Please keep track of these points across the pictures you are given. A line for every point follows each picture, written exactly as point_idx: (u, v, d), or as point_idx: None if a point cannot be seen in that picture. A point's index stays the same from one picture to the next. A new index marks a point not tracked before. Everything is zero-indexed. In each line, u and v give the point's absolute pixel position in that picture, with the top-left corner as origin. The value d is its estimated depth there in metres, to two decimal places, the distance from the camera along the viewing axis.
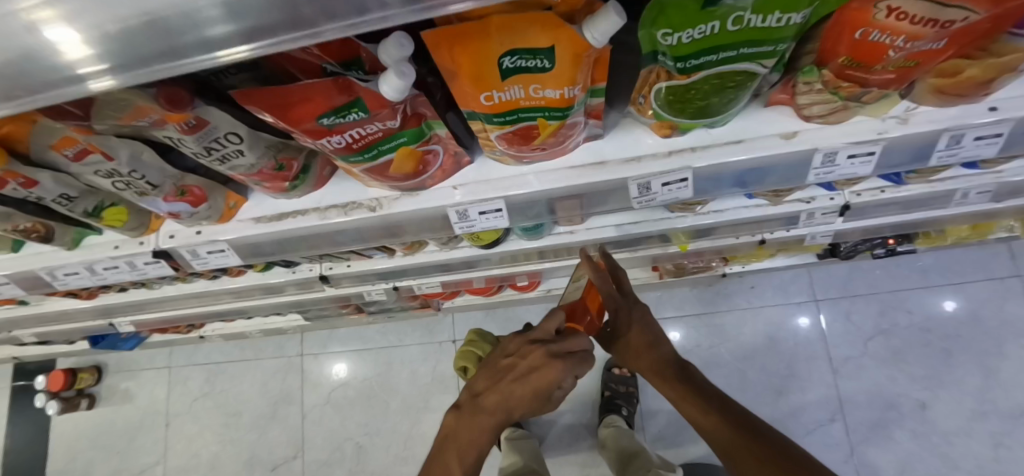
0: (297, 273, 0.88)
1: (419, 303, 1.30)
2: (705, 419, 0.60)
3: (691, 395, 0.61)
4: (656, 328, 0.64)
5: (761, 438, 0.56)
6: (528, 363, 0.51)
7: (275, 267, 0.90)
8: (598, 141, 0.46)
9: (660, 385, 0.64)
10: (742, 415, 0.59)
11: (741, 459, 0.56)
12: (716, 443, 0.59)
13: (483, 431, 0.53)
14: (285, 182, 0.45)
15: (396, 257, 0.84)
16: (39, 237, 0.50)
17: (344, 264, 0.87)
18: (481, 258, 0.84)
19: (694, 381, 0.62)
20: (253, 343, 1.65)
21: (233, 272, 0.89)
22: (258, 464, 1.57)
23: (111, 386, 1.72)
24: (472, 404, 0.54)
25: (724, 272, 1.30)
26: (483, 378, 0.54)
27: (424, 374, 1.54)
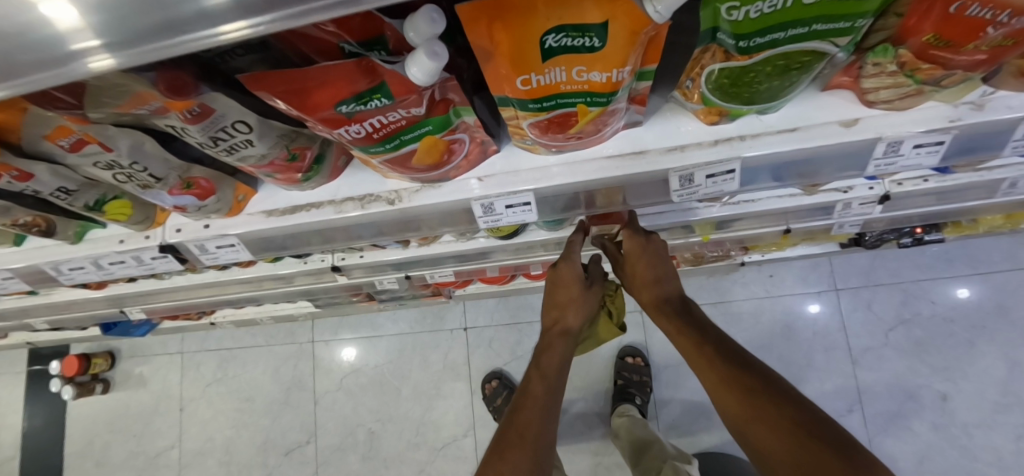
0: (307, 264, 0.85)
1: (431, 291, 1.28)
2: (697, 359, 0.52)
3: (686, 328, 0.54)
4: (671, 264, 0.57)
5: (763, 385, 0.47)
6: (577, 280, 0.63)
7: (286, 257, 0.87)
8: (637, 128, 0.42)
9: (658, 322, 0.58)
10: (745, 360, 0.50)
11: (731, 398, 0.47)
12: (708, 386, 0.50)
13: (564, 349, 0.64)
14: (297, 173, 0.42)
15: (409, 249, 0.81)
16: (41, 231, 0.48)
17: (356, 255, 0.84)
18: (497, 249, 0.80)
19: (695, 319, 0.55)
20: (264, 329, 1.64)
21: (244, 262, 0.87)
22: (271, 449, 1.58)
23: (125, 371, 1.73)
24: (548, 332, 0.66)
25: (743, 260, 1.26)
26: (548, 313, 0.67)
27: (435, 361, 1.53)
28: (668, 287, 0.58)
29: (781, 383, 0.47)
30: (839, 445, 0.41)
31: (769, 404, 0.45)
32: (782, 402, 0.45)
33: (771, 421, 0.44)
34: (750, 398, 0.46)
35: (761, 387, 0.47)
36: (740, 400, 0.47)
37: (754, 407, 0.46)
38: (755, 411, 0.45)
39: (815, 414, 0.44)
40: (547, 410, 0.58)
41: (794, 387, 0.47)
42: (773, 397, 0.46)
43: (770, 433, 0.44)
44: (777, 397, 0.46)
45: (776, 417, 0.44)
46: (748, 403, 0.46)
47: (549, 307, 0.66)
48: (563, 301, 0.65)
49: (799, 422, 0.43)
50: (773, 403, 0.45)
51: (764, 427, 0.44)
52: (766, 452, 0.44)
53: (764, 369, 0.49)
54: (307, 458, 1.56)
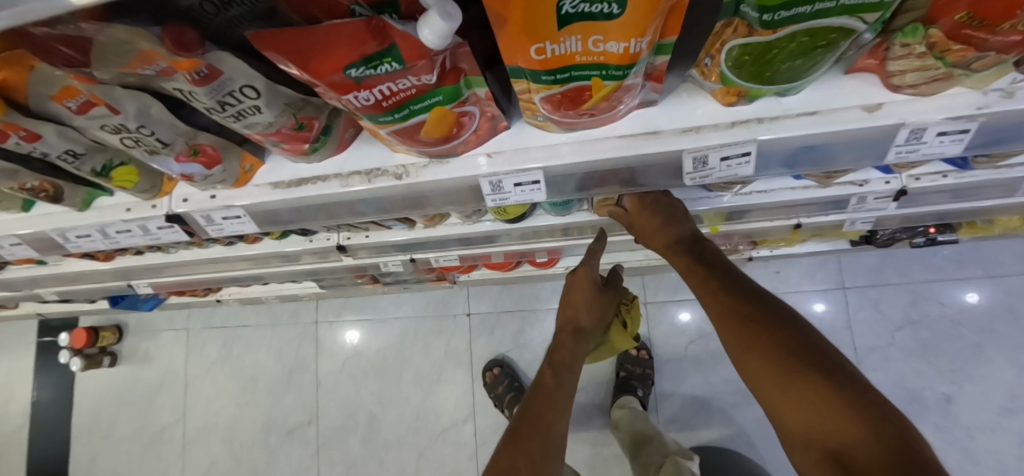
0: (312, 242, 0.84)
1: (435, 276, 1.27)
2: (704, 293, 0.53)
3: (697, 268, 0.55)
4: (687, 214, 0.60)
5: (765, 316, 0.47)
6: (592, 285, 0.74)
7: (291, 235, 0.86)
8: (652, 108, 0.41)
9: (674, 262, 0.60)
10: (749, 291, 0.50)
11: (730, 327, 0.48)
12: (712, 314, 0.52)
13: (576, 345, 0.73)
14: (304, 144, 0.41)
15: (415, 230, 0.80)
16: (48, 197, 0.48)
17: (362, 235, 0.82)
18: (503, 233, 0.79)
19: (708, 258, 0.56)
20: (269, 309, 1.65)
21: (250, 239, 0.87)
22: (274, 428, 1.59)
23: (133, 345, 1.76)
24: (566, 331, 0.75)
25: (750, 255, 1.25)
26: (565, 315, 0.76)
27: (437, 348, 1.51)
28: (679, 229, 0.60)
29: (786, 314, 0.48)
30: (829, 371, 0.42)
31: (767, 334, 0.46)
32: (784, 330, 0.46)
33: (763, 348, 0.45)
34: (750, 327, 0.47)
35: (764, 318, 0.47)
36: (739, 329, 0.47)
37: (751, 335, 0.46)
38: (753, 341, 0.46)
39: (813, 342, 0.45)
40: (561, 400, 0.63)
41: (797, 316, 0.48)
42: (767, 325, 0.47)
43: (764, 360, 0.45)
44: (776, 327, 0.46)
45: (768, 345, 0.45)
46: (745, 332, 0.47)
47: (566, 307, 0.76)
48: (577, 302, 0.75)
49: (797, 350, 0.44)
50: (768, 331, 0.46)
51: (757, 355, 0.45)
52: (759, 378, 0.45)
53: (769, 301, 0.49)
54: (308, 438, 1.56)
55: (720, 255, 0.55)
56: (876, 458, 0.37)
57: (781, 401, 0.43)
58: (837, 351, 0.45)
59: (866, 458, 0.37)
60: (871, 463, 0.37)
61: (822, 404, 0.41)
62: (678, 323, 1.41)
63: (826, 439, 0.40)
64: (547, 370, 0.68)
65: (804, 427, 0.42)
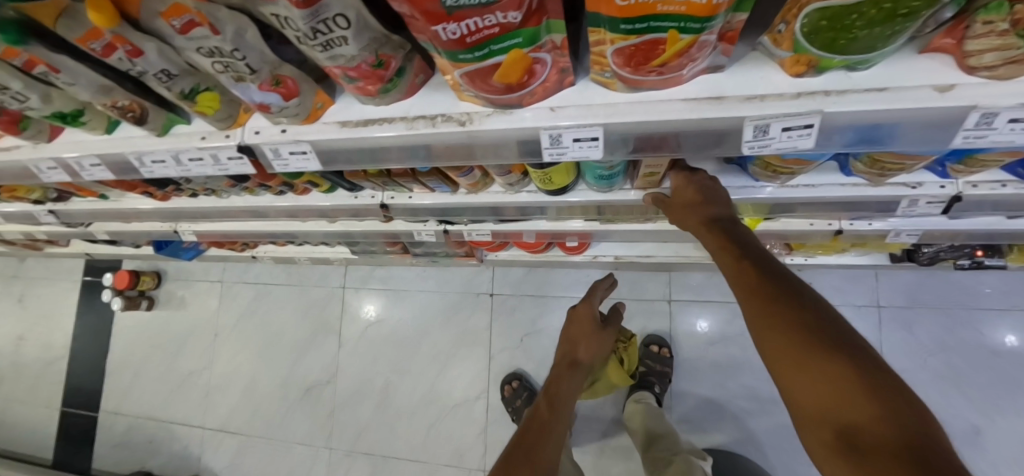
0: (358, 199, 0.85)
1: (464, 252, 1.30)
2: (731, 268, 0.51)
3: (730, 246, 0.54)
4: (728, 201, 0.60)
5: (793, 295, 0.45)
6: (591, 322, 0.97)
7: (338, 191, 0.87)
8: (718, 74, 0.42)
9: (705, 242, 0.58)
10: (779, 271, 0.48)
11: (754, 300, 0.46)
12: (734, 290, 0.50)
13: (573, 376, 0.93)
14: (378, 83, 0.44)
15: (458, 195, 0.81)
16: (133, 118, 0.51)
17: (405, 195, 0.83)
18: (543, 207, 0.80)
19: (742, 240, 0.54)
20: (299, 270, 1.71)
21: (299, 190, 0.88)
22: (293, 385, 1.65)
23: (170, 291, 1.85)
24: (567, 363, 0.95)
25: (784, 261, 1.22)
26: (564, 348, 0.98)
27: (456, 324, 1.54)
28: (718, 212, 0.59)
29: (816, 297, 0.46)
30: (853, 353, 0.40)
31: (791, 310, 0.44)
32: (808, 311, 0.43)
33: (787, 322, 0.43)
34: (772, 305, 0.45)
35: (789, 298, 0.45)
36: (761, 305, 0.45)
37: (775, 308, 0.44)
38: (776, 314, 0.44)
39: (840, 325, 0.43)
40: (559, 417, 0.81)
41: (827, 301, 0.45)
42: (795, 301, 0.44)
43: (784, 333, 0.43)
44: (803, 305, 0.44)
45: (791, 319, 0.43)
46: (769, 305, 0.45)
47: (568, 343, 0.97)
48: (577, 337, 0.97)
49: (819, 329, 0.42)
50: (794, 307, 0.44)
51: (778, 328, 0.43)
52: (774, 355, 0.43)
53: (795, 283, 0.47)
54: (325, 399, 1.61)
55: (754, 239, 0.54)
56: (890, 443, 0.35)
57: (795, 380, 0.41)
58: (862, 335, 0.42)
59: (878, 441, 0.35)
60: (884, 448, 0.35)
61: (840, 382, 0.38)
62: (701, 323, 1.40)
63: (838, 419, 0.38)
64: (549, 394, 0.87)
65: (816, 403, 0.39)
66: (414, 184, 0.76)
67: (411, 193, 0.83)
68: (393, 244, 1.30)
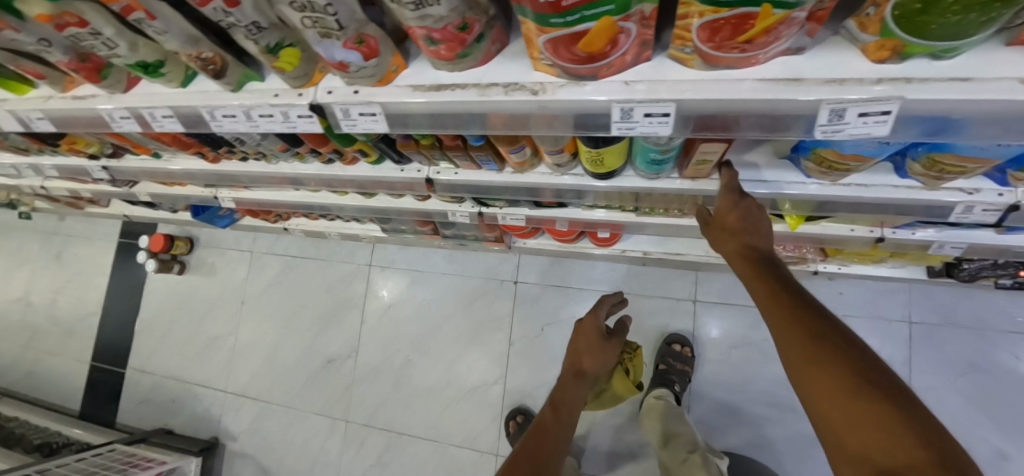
0: (404, 172, 0.86)
1: (494, 237, 1.32)
2: (767, 300, 0.48)
3: (765, 276, 0.51)
4: (768, 228, 0.57)
5: (835, 335, 0.42)
6: (597, 335, 0.94)
7: (385, 162, 0.88)
8: (798, 56, 0.42)
9: (738, 269, 0.56)
10: (820, 309, 0.45)
11: (792, 337, 0.44)
12: (769, 324, 0.47)
13: (578, 387, 0.89)
14: (459, 47, 0.45)
15: (504, 174, 0.82)
16: (213, 71, 0.54)
17: (451, 172, 0.84)
18: (589, 192, 0.80)
19: (778, 271, 0.52)
20: (328, 245, 1.75)
21: (347, 159, 0.89)
22: (315, 356, 1.69)
23: (201, 258, 1.90)
24: (572, 375, 0.91)
25: (816, 269, 1.21)
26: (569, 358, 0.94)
27: (478, 309, 1.55)
28: (756, 240, 0.56)
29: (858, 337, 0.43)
30: (903, 403, 0.37)
31: (834, 351, 0.41)
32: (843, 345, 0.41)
33: (830, 362, 0.40)
34: (805, 339, 0.43)
35: (823, 331, 0.43)
36: (800, 342, 0.43)
37: (817, 347, 0.42)
38: (817, 354, 0.41)
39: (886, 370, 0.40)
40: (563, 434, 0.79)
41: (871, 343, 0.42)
42: (837, 342, 0.42)
43: (826, 375, 0.40)
44: (847, 346, 0.42)
45: (833, 361, 0.40)
46: (811, 344, 0.42)
47: (572, 354, 0.94)
48: (582, 349, 0.94)
49: (865, 371, 0.39)
50: (837, 347, 0.41)
51: (820, 370, 0.41)
52: (812, 391, 0.41)
53: (836, 323, 0.44)
54: (345, 370, 1.65)
55: (792, 272, 0.51)
56: None
57: (836, 419, 0.39)
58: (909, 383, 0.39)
59: None
60: None
61: (890, 433, 0.36)
62: (725, 325, 1.38)
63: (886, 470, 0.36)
64: (553, 407, 0.84)
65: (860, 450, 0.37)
66: (464, 158, 0.76)
67: (457, 168, 0.84)
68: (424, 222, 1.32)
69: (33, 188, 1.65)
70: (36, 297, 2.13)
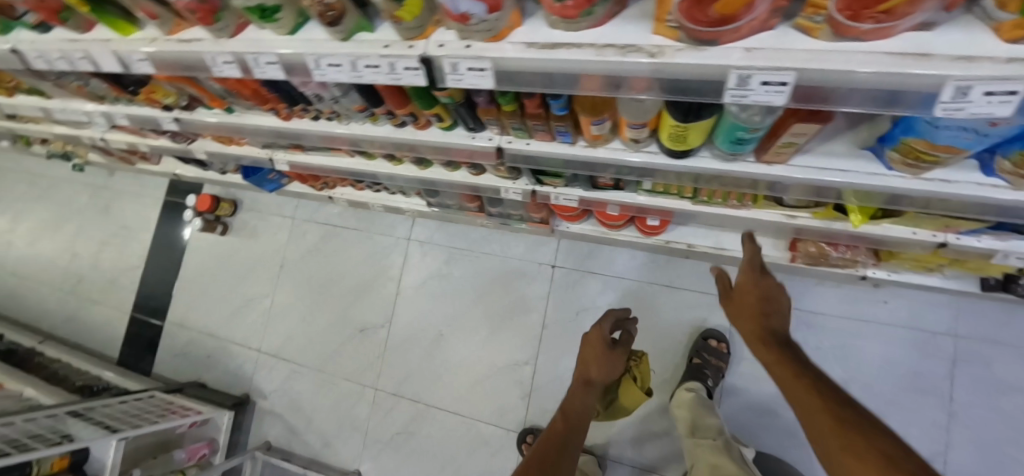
0: (475, 140, 0.88)
1: (539, 218, 1.34)
2: (797, 387, 0.59)
3: (789, 362, 0.61)
4: (786, 312, 0.69)
5: (862, 424, 0.52)
6: (602, 344, 0.98)
7: (457, 129, 0.89)
8: (926, 32, 0.43)
9: (760, 352, 0.66)
10: (843, 398, 0.56)
11: (827, 427, 0.53)
12: (800, 411, 0.58)
13: (587, 396, 0.94)
14: (586, 5, 0.46)
15: (576, 147, 0.83)
16: (331, 18, 0.57)
17: (523, 142, 0.86)
18: (661, 171, 0.81)
19: (799, 356, 0.62)
20: (368, 217, 1.78)
21: (420, 124, 0.90)
22: (349, 324, 1.73)
23: (243, 220, 1.95)
24: (583, 385, 0.95)
25: (865, 274, 1.19)
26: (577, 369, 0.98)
27: (514, 290, 1.57)
28: (775, 320, 0.68)
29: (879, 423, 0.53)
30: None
31: (865, 439, 0.51)
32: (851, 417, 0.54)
33: (866, 449, 0.50)
34: (833, 423, 0.53)
35: (850, 419, 0.53)
36: (836, 432, 0.53)
37: (849, 436, 0.52)
38: (852, 443, 0.51)
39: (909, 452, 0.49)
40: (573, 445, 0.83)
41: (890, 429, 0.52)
42: (863, 431, 0.52)
43: (861, 461, 0.49)
44: (872, 433, 0.51)
45: (864, 448, 0.50)
46: (842, 432, 0.52)
47: (580, 364, 0.98)
48: (589, 360, 0.98)
49: (894, 455, 0.49)
50: (865, 435, 0.51)
51: (854, 456, 0.50)
52: (836, 457, 0.52)
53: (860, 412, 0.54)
54: (378, 339, 1.69)
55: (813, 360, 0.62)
56: None
57: None
58: None
59: None
60: None
61: None
62: None
63: None
64: (565, 418, 0.88)
65: None
66: (542, 129, 0.78)
67: (529, 140, 0.86)
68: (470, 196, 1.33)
69: (93, 140, 1.71)
70: (82, 247, 2.21)
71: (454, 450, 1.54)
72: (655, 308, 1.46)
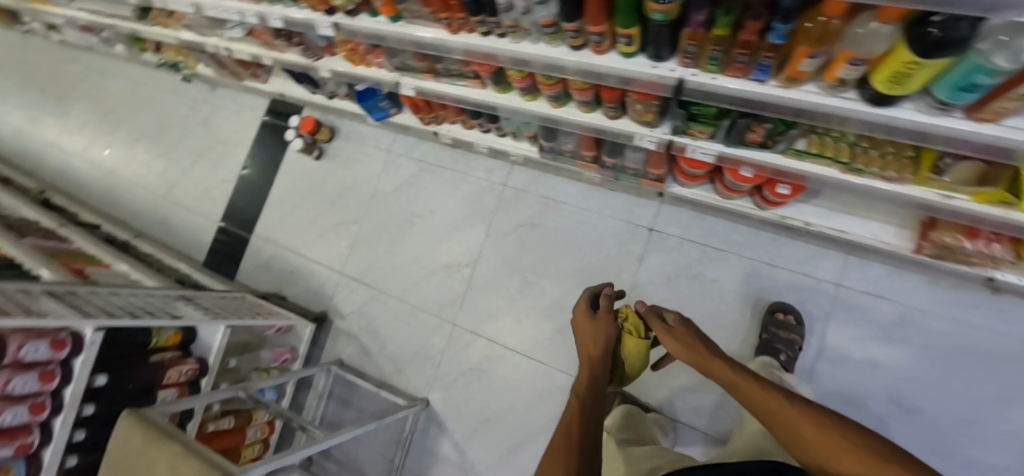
0: (655, 69, 0.89)
1: (657, 176, 1.35)
2: (768, 399, 0.75)
3: (755, 381, 0.80)
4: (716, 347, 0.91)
5: (824, 415, 0.70)
6: (587, 318, 1.08)
7: (636, 58, 0.91)
8: None
9: (722, 379, 0.84)
10: (800, 399, 0.74)
11: (802, 424, 0.70)
12: (772, 420, 0.74)
13: (590, 372, 1.02)
14: None
15: (768, 85, 0.83)
16: None
17: (709, 77, 0.86)
18: (858, 119, 0.80)
19: (754, 375, 0.81)
20: (466, 158, 1.81)
21: (598, 49, 0.92)
22: (434, 259, 1.78)
23: (339, 147, 2.01)
24: (588, 361, 1.04)
25: (994, 276, 1.15)
26: (581, 350, 1.07)
27: (607, 247, 1.60)
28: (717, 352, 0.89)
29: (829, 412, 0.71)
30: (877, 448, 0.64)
31: (830, 424, 0.68)
32: (810, 409, 0.70)
33: (831, 431, 0.67)
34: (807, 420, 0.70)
35: (814, 413, 0.70)
36: (808, 425, 0.69)
37: (818, 422, 0.69)
38: (820, 427, 0.68)
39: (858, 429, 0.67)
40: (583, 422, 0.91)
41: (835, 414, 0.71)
42: (828, 421, 0.69)
43: (831, 439, 0.66)
44: (832, 421, 0.68)
45: (833, 434, 0.66)
46: (812, 423, 0.69)
47: (581, 346, 1.07)
48: (586, 338, 1.07)
49: (851, 435, 0.66)
50: (829, 424, 0.68)
51: (824, 438, 0.67)
52: (812, 447, 0.67)
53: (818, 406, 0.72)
54: (462, 278, 1.74)
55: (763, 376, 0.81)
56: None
57: (837, 459, 0.64)
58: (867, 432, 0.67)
59: None
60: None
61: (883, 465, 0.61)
62: (863, 315, 1.36)
63: None
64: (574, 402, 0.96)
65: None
66: (745, 60, 0.78)
67: (716, 74, 0.86)
68: (589, 139, 1.33)
69: (217, 49, 1.77)
70: (179, 155, 2.30)
71: (527, 391, 1.59)
72: (750, 283, 1.45)
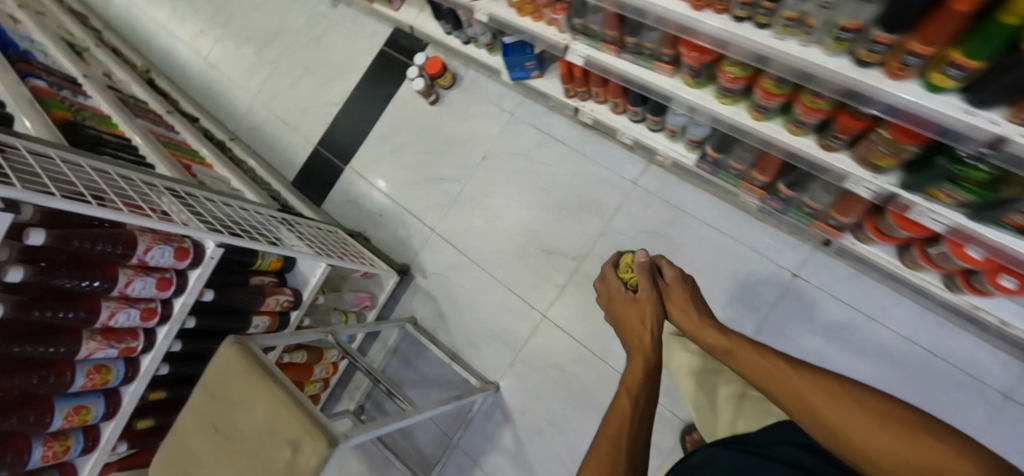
0: (970, 115, 0.60)
1: (838, 223, 1.16)
2: (781, 370, 0.61)
3: (764, 351, 0.65)
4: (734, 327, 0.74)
5: (837, 382, 0.57)
6: (623, 295, 0.87)
7: (950, 94, 0.63)
8: None
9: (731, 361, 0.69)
10: (812, 367, 0.60)
11: (818, 397, 0.56)
12: (779, 393, 0.60)
13: (637, 364, 0.77)
14: None
15: None
16: None
17: None
18: None
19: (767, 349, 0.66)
20: (597, 143, 1.64)
21: (896, 71, 0.66)
22: (535, 241, 1.66)
23: (458, 98, 1.86)
24: (637, 350, 0.80)
25: None
26: (628, 334, 0.83)
27: (738, 280, 1.43)
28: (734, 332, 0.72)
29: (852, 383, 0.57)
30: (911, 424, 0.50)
31: (851, 397, 0.55)
32: (819, 375, 0.58)
33: (850, 404, 0.54)
34: (821, 393, 0.56)
35: (832, 386, 0.57)
36: (823, 397, 0.56)
37: (836, 391, 0.56)
38: (836, 394, 0.55)
39: (895, 407, 0.53)
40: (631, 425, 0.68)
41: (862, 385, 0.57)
42: (852, 395, 0.55)
43: (851, 408, 0.54)
44: (857, 394, 0.55)
45: (857, 410, 0.53)
46: (831, 397, 0.55)
47: (625, 330, 0.84)
48: (628, 317, 0.84)
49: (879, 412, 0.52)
50: (850, 396, 0.55)
51: (841, 406, 0.54)
52: (823, 414, 0.55)
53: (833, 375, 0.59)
54: (563, 269, 1.61)
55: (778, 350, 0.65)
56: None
57: (855, 429, 0.52)
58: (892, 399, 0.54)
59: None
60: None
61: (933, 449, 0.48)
62: None
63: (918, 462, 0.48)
64: (620, 402, 0.72)
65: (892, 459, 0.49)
66: None
67: None
68: (771, 162, 1.15)
69: None
70: (286, 65, 2.20)
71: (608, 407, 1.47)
72: (897, 365, 1.28)
